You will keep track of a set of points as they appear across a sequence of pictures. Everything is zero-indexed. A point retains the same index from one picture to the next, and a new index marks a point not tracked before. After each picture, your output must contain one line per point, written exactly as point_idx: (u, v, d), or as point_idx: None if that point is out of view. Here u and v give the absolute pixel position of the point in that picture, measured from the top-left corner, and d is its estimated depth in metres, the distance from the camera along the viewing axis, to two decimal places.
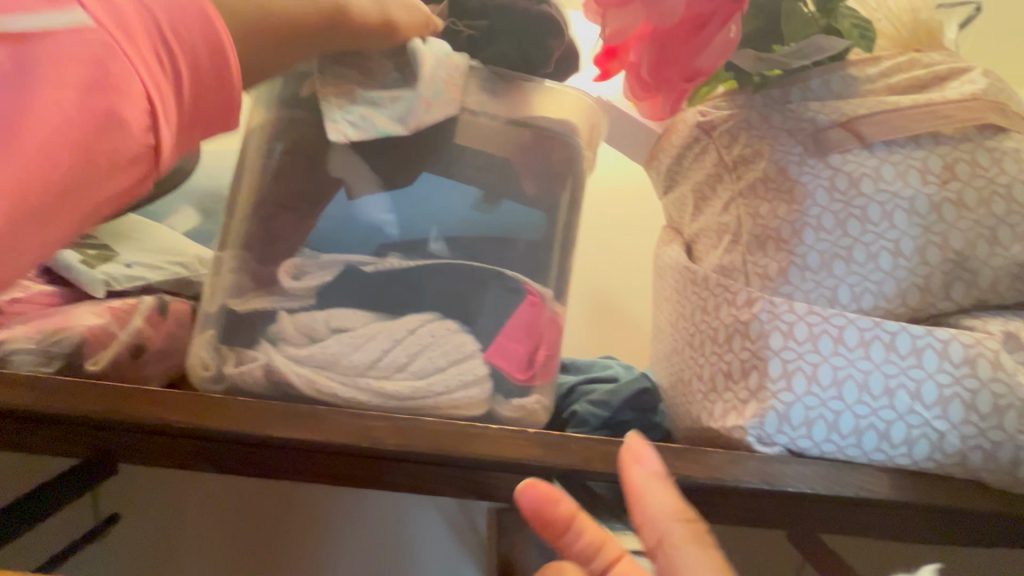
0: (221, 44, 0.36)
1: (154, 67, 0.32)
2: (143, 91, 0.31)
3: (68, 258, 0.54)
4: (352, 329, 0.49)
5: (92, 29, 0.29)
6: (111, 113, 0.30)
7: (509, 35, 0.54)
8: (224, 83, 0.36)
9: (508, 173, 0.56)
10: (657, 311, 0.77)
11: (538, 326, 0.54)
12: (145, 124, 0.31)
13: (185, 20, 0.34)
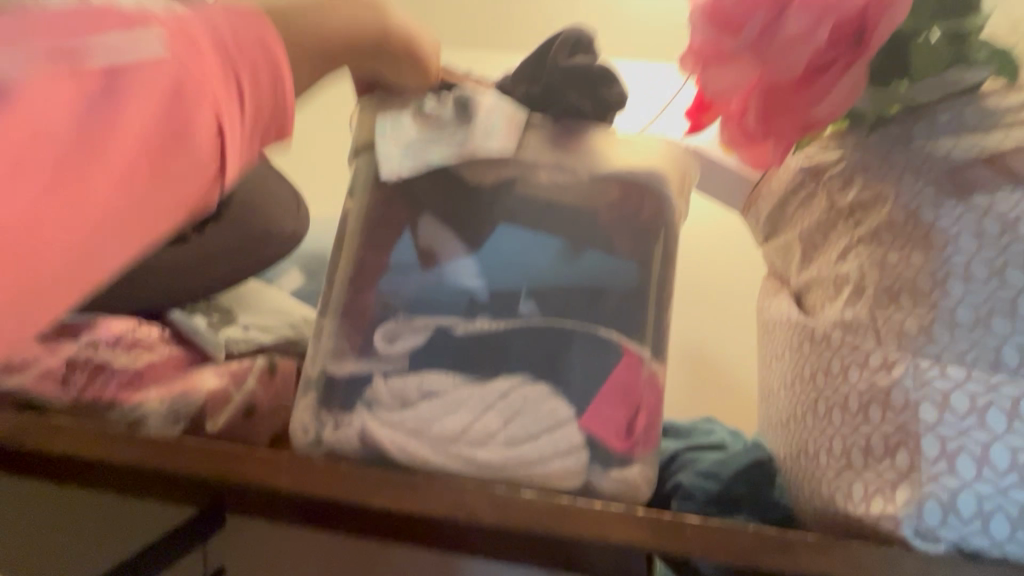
0: (282, 63, 0.37)
1: (221, 86, 0.33)
2: (211, 111, 0.33)
3: (195, 323, 0.59)
4: (443, 395, 0.48)
5: (168, 56, 0.32)
6: (181, 128, 0.31)
7: (577, 93, 0.54)
8: (277, 84, 0.37)
9: (596, 224, 0.56)
10: (764, 368, 0.71)
11: (636, 390, 0.50)
12: (208, 131, 0.32)
13: (231, 32, 0.35)
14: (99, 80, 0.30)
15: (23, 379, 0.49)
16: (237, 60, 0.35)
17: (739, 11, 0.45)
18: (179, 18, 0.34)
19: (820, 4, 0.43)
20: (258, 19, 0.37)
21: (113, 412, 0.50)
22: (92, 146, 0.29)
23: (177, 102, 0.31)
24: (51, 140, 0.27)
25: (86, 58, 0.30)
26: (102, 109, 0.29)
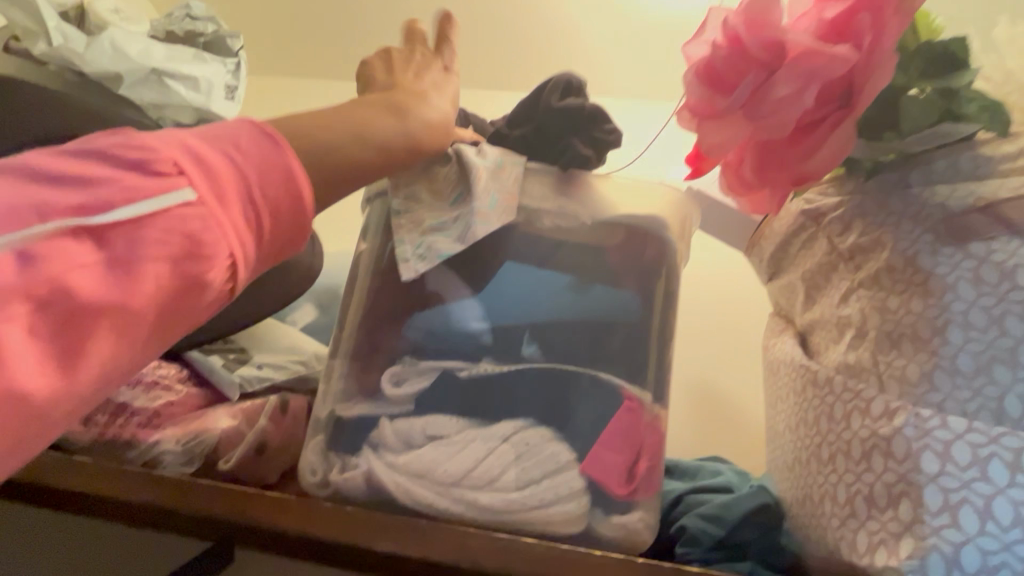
0: (303, 194, 0.39)
1: (240, 227, 0.36)
2: (228, 256, 0.35)
3: (212, 362, 0.61)
4: (447, 437, 0.49)
5: (194, 208, 0.34)
6: (198, 278, 0.33)
7: (578, 138, 0.59)
8: (297, 209, 0.39)
9: (601, 259, 0.58)
10: (770, 408, 0.71)
11: (638, 433, 0.51)
12: (223, 271, 0.35)
13: (256, 170, 0.37)
14: (125, 239, 0.32)
15: None
16: (257, 199, 0.37)
17: (731, 74, 0.47)
18: (205, 158, 0.35)
19: (810, 66, 0.44)
20: (279, 149, 0.39)
21: (130, 450, 0.52)
22: (112, 306, 0.30)
23: (197, 254, 0.33)
24: (75, 306, 0.29)
25: (114, 216, 0.32)
26: (126, 267, 0.31)
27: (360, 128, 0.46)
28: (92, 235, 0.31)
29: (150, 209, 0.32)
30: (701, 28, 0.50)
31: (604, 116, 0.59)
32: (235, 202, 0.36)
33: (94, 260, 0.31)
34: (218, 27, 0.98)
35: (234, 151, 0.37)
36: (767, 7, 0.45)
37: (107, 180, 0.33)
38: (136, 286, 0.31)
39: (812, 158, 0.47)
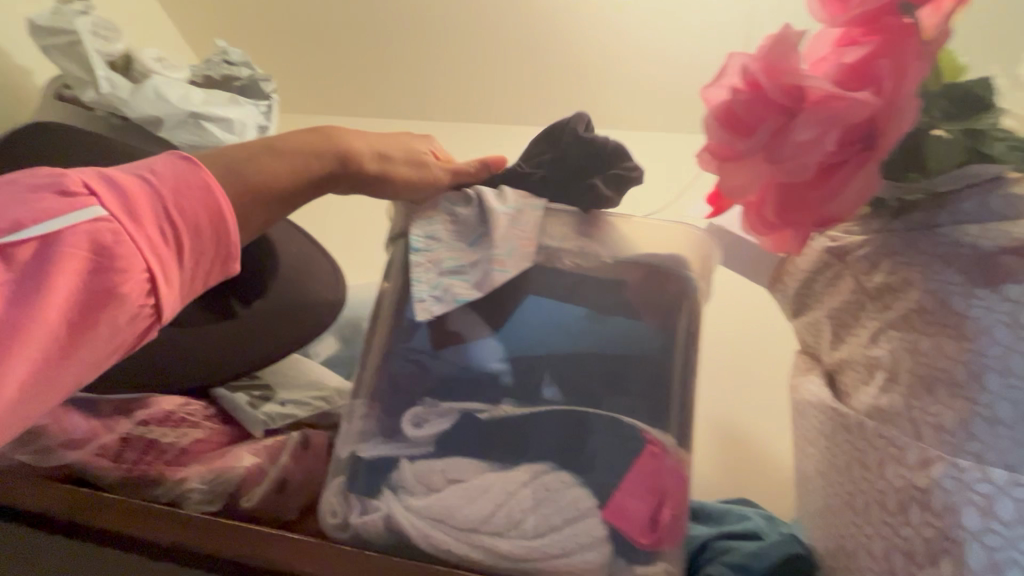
0: (221, 208, 0.45)
1: (156, 245, 0.42)
2: (142, 269, 0.41)
3: (237, 400, 0.62)
4: (467, 480, 0.49)
5: (107, 227, 0.40)
6: (114, 288, 0.40)
7: (598, 175, 0.60)
8: (218, 226, 0.45)
9: (621, 293, 0.58)
10: (798, 450, 0.69)
11: (662, 479, 0.50)
12: (141, 288, 0.41)
13: (171, 189, 0.43)
14: (38, 255, 0.38)
15: (79, 454, 0.53)
16: (173, 215, 0.43)
17: (751, 119, 0.47)
18: (122, 182, 0.42)
19: (830, 112, 0.44)
20: (195, 170, 0.45)
21: (157, 488, 0.53)
22: (30, 313, 0.37)
23: (109, 267, 0.40)
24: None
25: (27, 236, 0.38)
26: (41, 280, 0.38)
27: (288, 154, 0.51)
28: (9, 254, 0.38)
29: (61, 227, 0.39)
30: (722, 72, 0.50)
31: (625, 153, 0.61)
32: (150, 221, 0.42)
33: (7, 277, 0.38)
34: (253, 71, 1.03)
35: (151, 175, 0.44)
36: (787, 52, 0.45)
37: (27, 204, 0.39)
38: (51, 296, 0.38)
39: (837, 201, 0.46)
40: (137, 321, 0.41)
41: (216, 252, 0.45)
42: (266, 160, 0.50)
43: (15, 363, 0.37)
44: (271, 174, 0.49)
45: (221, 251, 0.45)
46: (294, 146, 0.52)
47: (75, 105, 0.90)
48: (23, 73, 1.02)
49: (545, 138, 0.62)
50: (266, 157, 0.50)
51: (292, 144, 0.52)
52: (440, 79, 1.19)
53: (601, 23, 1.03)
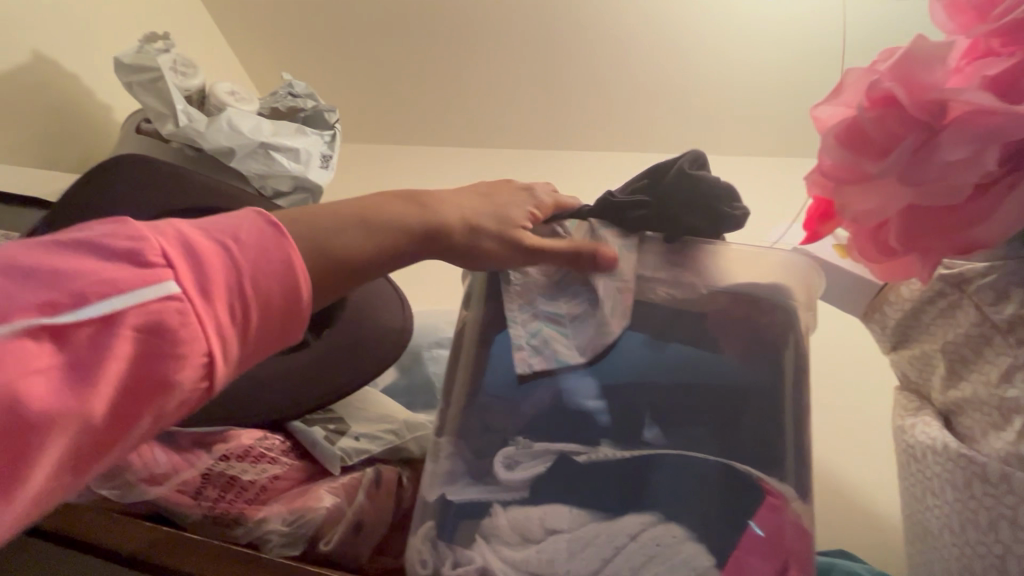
0: (300, 282, 0.40)
1: (222, 323, 0.36)
2: (204, 352, 0.35)
3: (314, 433, 0.60)
4: (567, 531, 0.45)
5: (175, 303, 0.34)
6: (167, 375, 0.34)
7: (694, 214, 0.55)
8: (291, 299, 0.39)
9: (702, 326, 0.54)
10: (913, 501, 0.62)
11: (784, 538, 0.46)
12: (196, 373, 0.35)
13: (251, 260, 0.38)
14: (91, 337, 0.32)
15: (161, 489, 0.51)
16: (248, 289, 0.37)
17: (882, 136, 0.43)
18: (196, 247, 0.36)
19: (982, 128, 0.40)
20: (280, 236, 0.40)
21: (235, 528, 0.51)
22: (67, 411, 0.30)
23: (169, 353, 0.34)
24: (21, 415, 0.29)
25: (81, 314, 0.32)
26: (87, 368, 0.31)
27: (372, 223, 0.47)
28: (54, 335, 0.31)
29: (123, 303, 0.33)
30: (837, 89, 0.47)
31: (734, 195, 0.56)
32: (222, 296, 0.36)
33: (48, 365, 0.30)
34: (317, 103, 1.05)
35: (233, 241, 0.38)
36: (924, 64, 0.41)
37: (84, 273, 0.33)
38: (97, 386, 0.31)
39: (987, 223, 0.42)
40: (181, 410, 0.35)
41: (283, 326, 0.39)
42: (353, 229, 0.45)
43: (36, 472, 0.30)
44: (354, 246, 0.45)
45: (288, 326, 0.40)
46: (382, 213, 0.48)
47: (153, 138, 0.93)
48: (104, 109, 1.07)
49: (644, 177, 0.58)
50: (356, 226, 0.46)
51: (380, 212, 0.48)
52: (499, 107, 1.24)
53: (660, 50, 1.08)
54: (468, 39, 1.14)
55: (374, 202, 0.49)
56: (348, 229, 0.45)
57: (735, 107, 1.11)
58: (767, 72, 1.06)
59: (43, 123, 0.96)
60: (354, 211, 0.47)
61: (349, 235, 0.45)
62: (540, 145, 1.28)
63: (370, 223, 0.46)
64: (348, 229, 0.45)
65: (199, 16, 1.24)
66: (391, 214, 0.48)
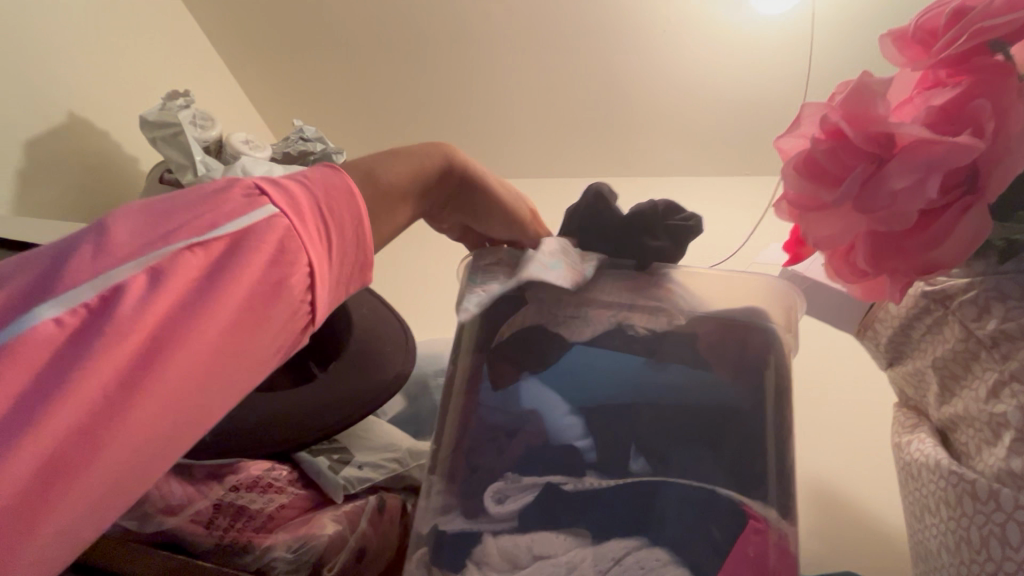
0: (363, 211, 0.47)
1: (317, 243, 0.43)
2: (307, 265, 0.42)
3: (318, 463, 0.63)
4: (553, 556, 0.47)
5: (283, 222, 0.41)
6: (283, 283, 0.40)
7: (652, 234, 0.58)
8: (361, 229, 0.46)
9: (693, 349, 0.55)
10: (912, 518, 0.62)
11: (768, 561, 0.46)
12: (303, 284, 0.42)
13: (325, 191, 0.44)
14: (226, 251, 0.38)
15: (176, 519, 0.55)
16: (328, 214, 0.44)
17: (835, 166, 0.46)
18: (286, 182, 0.43)
19: (926, 156, 0.42)
20: (340, 174, 0.47)
21: (245, 556, 0.53)
22: (215, 308, 0.37)
23: (283, 263, 0.40)
24: (180, 310, 0.36)
25: (220, 234, 0.38)
26: (226, 273, 0.38)
27: (411, 156, 0.55)
28: (199, 250, 0.38)
29: (249, 221, 0.39)
30: (795, 121, 0.50)
31: (675, 206, 0.59)
32: (312, 220, 0.43)
33: (199, 273, 0.37)
34: (326, 146, 1.11)
35: (306, 179, 0.45)
36: (868, 99, 0.44)
37: (212, 207, 0.40)
38: (235, 288, 0.38)
39: (944, 244, 0.44)
40: (294, 319, 0.42)
41: (355, 252, 0.46)
42: (397, 157, 0.54)
43: (197, 359, 0.36)
44: (395, 176, 0.52)
45: (359, 253, 0.47)
46: (420, 152, 0.56)
47: (173, 186, 1.00)
48: (130, 160, 1.15)
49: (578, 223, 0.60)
50: (397, 155, 0.54)
51: (415, 150, 0.56)
52: (498, 139, 1.33)
53: (650, 81, 1.15)
54: (472, 78, 1.22)
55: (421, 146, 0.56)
56: (390, 160, 0.53)
57: (723, 132, 1.20)
58: (745, 95, 1.13)
59: (76, 175, 1.05)
60: (396, 149, 0.55)
61: (391, 164, 0.53)
62: (540, 172, 1.38)
63: (414, 158, 0.55)
64: (390, 160, 0.53)
65: (221, 74, 1.35)
66: (429, 152, 0.56)
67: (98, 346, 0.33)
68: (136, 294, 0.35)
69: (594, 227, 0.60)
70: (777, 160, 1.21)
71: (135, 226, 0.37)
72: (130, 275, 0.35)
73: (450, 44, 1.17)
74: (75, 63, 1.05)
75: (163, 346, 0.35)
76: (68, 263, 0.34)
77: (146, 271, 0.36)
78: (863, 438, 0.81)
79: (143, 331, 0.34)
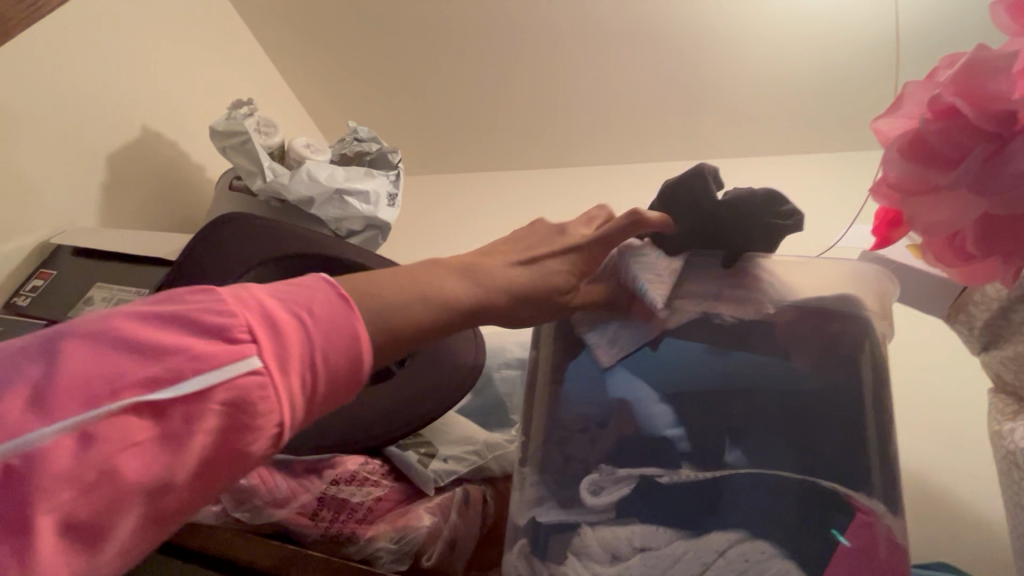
0: (365, 359, 0.39)
1: (296, 396, 0.36)
2: (277, 425, 0.35)
3: (407, 457, 0.66)
4: (656, 548, 0.47)
5: (256, 378, 0.34)
6: (240, 449, 0.34)
7: (745, 231, 0.56)
8: (358, 372, 0.39)
9: (772, 338, 0.55)
10: (1013, 506, 0.60)
11: (878, 555, 0.46)
12: (270, 445, 0.35)
13: (321, 336, 0.37)
14: (179, 413, 0.32)
15: (284, 512, 0.57)
16: (318, 364, 0.37)
17: (948, 148, 0.44)
18: (278, 320, 0.36)
19: None
20: (349, 312, 0.39)
21: (350, 546, 0.56)
22: (152, 483, 0.31)
23: (247, 426, 0.34)
24: (121, 487, 0.30)
25: (179, 392, 0.32)
26: (172, 440, 0.32)
27: (425, 297, 0.45)
28: (153, 408, 0.32)
29: (213, 379, 0.33)
30: (895, 103, 0.49)
31: (775, 197, 0.56)
32: (296, 370, 0.36)
33: (147, 437, 0.31)
34: (381, 145, 1.13)
35: (306, 317, 0.37)
36: (986, 75, 0.42)
37: (178, 348, 0.33)
38: (184, 458, 0.32)
39: None
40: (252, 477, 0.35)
41: (345, 398, 0.39)
42: (402, 299, 0.43)
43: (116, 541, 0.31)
44: (409, 317, 0.43)
45: (349, 396, 0.39)
46: (428, 288, 0.46)
47: (244, 193, 1.03)
48: (197, 169, 1.19)
49: (669, 203, 0.58)
50: (404, 303, 0.43)
51: (421, 287, 0.45)
52: (542, 129, 1.33)
53: (703, 58, 1.12)
54: (519, 67, 1.22)
55: (430, 279, 0.46)
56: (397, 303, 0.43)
57: (780, 107, 1.16)
58: (799, 68, 1.09)
59: (153, 187, 1.10)
60: (404, 285, 0.44)
61: (400, 306, 0.43)
62: (584, 161, 1.37)
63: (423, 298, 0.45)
64: (395, 301, 0.43)
65: (275, 79, 1.39)
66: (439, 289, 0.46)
67: (11, 524, 0.28)
68: (65, 463, 0.29)
69: (686, 208, 0.57)
70: (838, 133, 1.17)
71: (89, 364, 0.31)
72: (55, 442, 0.29)
73: (496, 34, 1.17)
74: (146, 78, 1.11)
75: (91, 526, 0.30)
76: (6, 408, 0.29)
77: (78, 435, 0.30)
78: (948, 426, 0.78)
79: (62, 519, 0.29)
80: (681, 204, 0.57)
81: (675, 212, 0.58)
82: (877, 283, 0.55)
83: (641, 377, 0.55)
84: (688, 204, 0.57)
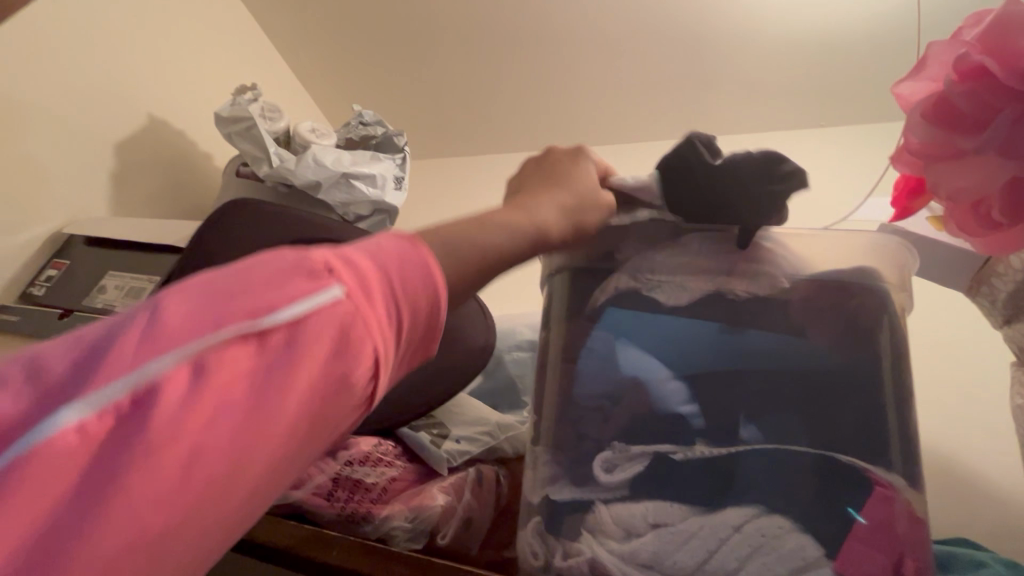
0: (444, 290, 0.36)
1: (385, 326, 0.32)
2: (373, 354, 0.31)
3: (419, 438, 0.67)
4: (671, 524, 0.48)
5: (346, 306, 0.31)
6: (342, 378, 0.30)
7: (752, 206, 0.55)
8: (437, 308, 0.36)
9: (790, 314, 0.53)
10: None
11: (895, 529, 0.46)
12: (367, 376, 0.31)
13: (399, 268, 0.34)
14: (281, 343, 0.29)
15: (300, 493, 0.58)
16: (403, 298, 0.33)
17: (975, 110, 0.42)
18: (356, 256, 0.33)
19: None
20: (420, 248, 0.36)
21: (365, 527, 0.56)
22: (260, 419, 0.28)
23: (344, 355, 0.30)
24: (230, 427, 0.27)
25: (278, 319, 0.29)
26: (277, 372, 0.28)
27: (483, 236, 0.40)
28: (256, 336, 0.28)
29: (306, 307, 0.29)
30: (918, 66, 0.47)
31: (778, 161, 0.55)
32: (379, 296, 0.32)
33: (252, 369, 0.28)
34: (386, 129, 1.12)
35: (378, 249, 0.34)
36: (1017, 32, 0.41)
37: (269, 279, 0.30)
38: (293, 389, 0.29)
39: None
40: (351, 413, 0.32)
41: (426, 331, 0.36)
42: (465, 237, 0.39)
43: (229, 487, 0.27)
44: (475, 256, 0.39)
45: (427, 331, 0.36)
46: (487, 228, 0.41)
47: (250, 180, 1.03)
48: (204, 157, 1.19)
49: (668, 179, 0.57)
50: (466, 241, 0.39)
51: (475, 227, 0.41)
52: (547, 110, 1.31)
53: (710, 33, 1.09)
54: (522, 47, 1.20)
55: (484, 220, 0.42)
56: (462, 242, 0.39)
57: (790, 82, 1.13)
58: (811, 41, 1.06)
59: (161, 176, 1.10)
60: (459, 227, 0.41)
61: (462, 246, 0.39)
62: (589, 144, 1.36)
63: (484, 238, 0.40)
64: (458, 242, 0.39)
65: (277, 65, 1.38)
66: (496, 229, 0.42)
67: (122, 469, 0.25)
68: (175, 397, 0.26)
69: (685, 185, 0.57)
70: (849, 107, 1.14)
71: (187, 307, 0.28)
72: (164, 375, 0.26)
73: (498, 14, 1.15)
74: (149, 67, 1.10)
75: (205, 471, 0.26)
76: (116, 346, 0.26)
77: (184, 368, 0.26)
78: (963, 401, 0.78)
79: (173, 465, 0.25)
80: (680, 180, 0.57)
81: (676, 187, 0.57)
82: (896, 252, 0.53)
83: (656, 356, 0.54)
84: (687, 178, 0.56)
